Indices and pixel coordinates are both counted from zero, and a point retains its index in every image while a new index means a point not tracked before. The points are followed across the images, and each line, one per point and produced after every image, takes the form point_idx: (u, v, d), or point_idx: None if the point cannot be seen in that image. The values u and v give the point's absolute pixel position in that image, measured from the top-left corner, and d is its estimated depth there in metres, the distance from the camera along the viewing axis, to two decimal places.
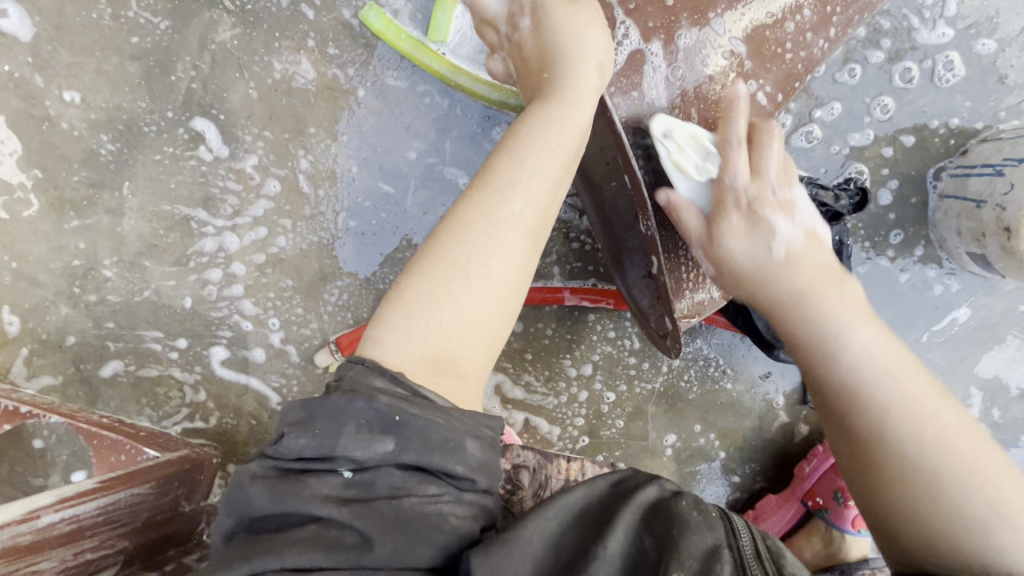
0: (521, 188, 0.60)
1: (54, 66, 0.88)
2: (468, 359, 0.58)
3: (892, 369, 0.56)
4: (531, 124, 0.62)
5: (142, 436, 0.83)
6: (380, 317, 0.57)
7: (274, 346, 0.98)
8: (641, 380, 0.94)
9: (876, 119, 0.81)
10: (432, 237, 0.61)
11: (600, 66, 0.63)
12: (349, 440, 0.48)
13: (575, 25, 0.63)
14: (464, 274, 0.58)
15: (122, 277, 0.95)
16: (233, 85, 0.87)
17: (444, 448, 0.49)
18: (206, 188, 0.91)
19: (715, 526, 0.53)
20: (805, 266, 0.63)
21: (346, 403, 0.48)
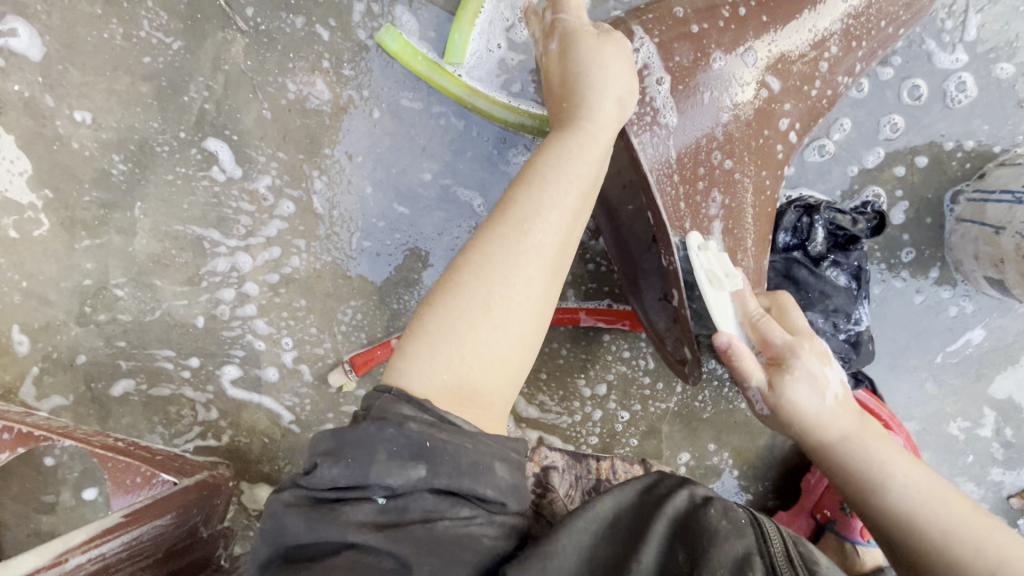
0: (542, 215, 0.56)
1: (64, 85, 0.87)
2: (491, 389, 0.54)
3: (946, 506, 0.53)
4: (554, 149, 0.58)
5: (159, 459, 0.83)
6: (400, 346, 0.54)
7: (286, 366, 0.97)
8: (656, 400, 0.94)
9: (884, 137, 0.80)
10: (451, 264, 0.57)
11: (623, 99, 0.60)
12: (381, 467, 0.46)
13: (596, 55, 0.61)
14: (485, 305, 0.54)
15: (134, 296, 0.95)
16: (245, 105, 0.86)
17: (473, 472, 0.47)
18: (219, 209, 0.91)
19: (743, 533, 0.51)
20: (845, 419, 0.60)
21: (377, 431, 0.46)
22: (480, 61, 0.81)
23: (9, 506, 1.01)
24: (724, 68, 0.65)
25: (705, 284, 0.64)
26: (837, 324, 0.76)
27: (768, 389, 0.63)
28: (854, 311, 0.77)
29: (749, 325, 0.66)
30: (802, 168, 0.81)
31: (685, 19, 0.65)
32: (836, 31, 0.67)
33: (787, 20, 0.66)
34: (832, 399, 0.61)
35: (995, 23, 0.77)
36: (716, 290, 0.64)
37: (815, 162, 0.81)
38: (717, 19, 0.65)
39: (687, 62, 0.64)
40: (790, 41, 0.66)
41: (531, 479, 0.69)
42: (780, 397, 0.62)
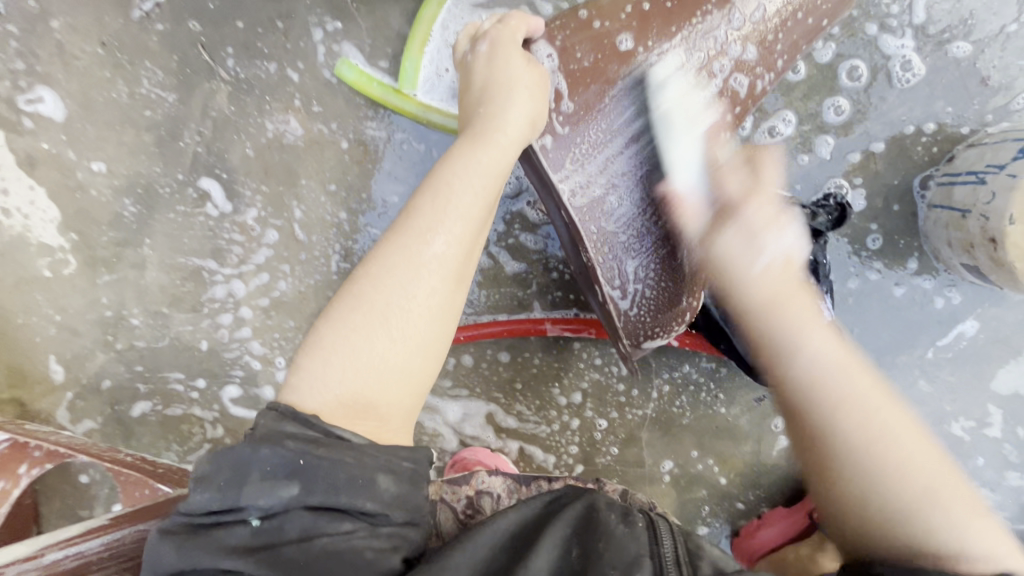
0: (443, 228, 0.60)
1: (83, 141, 0.99)
2: (389, 401, 0.58)
3: (846, 377, 0.55)
4: (457, 163, 0.62)
5: (161, 472, 0.90)
6: (298, 361, 0.58)
7: (281, 384, 1.04)
8: (632, 406, 0.93)
9: (829, 121, 0.77)
10: (355, 273, 0.61)
11: (531, 120, 0.64)
12: (255, 487, 0.49)
13: (509, 71, 0.64)
14: (382, 318, 0.58)
15: (147, 324, 1.05)
16: (232, 145, 0.95)
17: (351, 486, 0.50)
18: (215, 240, 0.99)
19: (637, 538, 0.52)
20: (770, 258, 0.62)
21: (251, 454, 0.50)
22: (431, 87, 0.86)
23: (50, 520, 1.12)
24: (632, 74, 0.66)
25: (679, 116, 0.67)
26: None
27: (711, 167, 0.67)
28: None
29: (709, 167, 0.67)
30: None
31: (590, 22, 0.66)
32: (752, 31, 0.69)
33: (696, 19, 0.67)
34: (781, 239, 0.63)
35: (943, 3, 0.73)
36: (681, 173, 0.66)
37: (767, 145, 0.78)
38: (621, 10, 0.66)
39: (588, 63, 0.66)
40: (698, 48, 0.68)
41: (461, 502, 0.67)
42: (720, 204, 0.65)
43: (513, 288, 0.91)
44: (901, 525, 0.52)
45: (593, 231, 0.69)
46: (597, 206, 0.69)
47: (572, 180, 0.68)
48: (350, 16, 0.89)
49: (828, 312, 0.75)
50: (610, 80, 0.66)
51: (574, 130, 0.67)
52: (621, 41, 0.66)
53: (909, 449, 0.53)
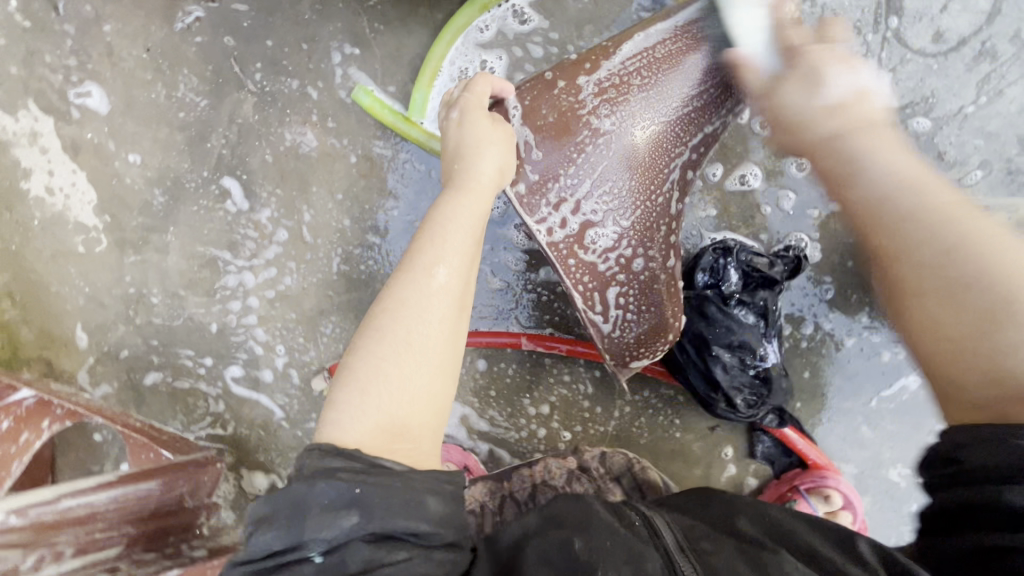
0: (446, 261, 0.68)
1: (123, 134, 1.09)
2: (419, 421, 0.65)
3: (929, 190, 0.66)
4: (446, 212, 0.70)
5: (164, 439, 1.00)
6: (334, 399, 0.65)
7: (279, 369, 1.14)
8: (595, 422, 1.01)
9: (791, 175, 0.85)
10: (371, 316, 0.68)
11: (502, 168, 0.70)
12: (316, 521, 0.55)
13: (475, 130, 0.70)
14: (406, 344, 0.65)
15: (165, 303, 1.15)
16: (253, 151, 1.04)
17: (407, 510, 0.56)
18: (231, 234, 1.09)
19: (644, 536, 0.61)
20: (852, 111, 0.74)
21: (308, 489, 0.56)
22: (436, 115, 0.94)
23: (65, 471, 1.23)
24: (595, 127, 0.72)
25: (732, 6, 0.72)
26: (742, 359, 0.81)
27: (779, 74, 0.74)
28: (758, 347, 0.81)
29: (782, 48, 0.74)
30: (725, 210, 0.86)
31: (549, 84, 0.71)
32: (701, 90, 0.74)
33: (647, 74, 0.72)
34: (841, 94, 0.74)
35: (908, 81, 0.81)
36: (746, 39, 0.72)
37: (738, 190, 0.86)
38: (580, 72, 0.71)
39: (554, 117, 0.71)
40: (656, 100, 0.73)
41: None
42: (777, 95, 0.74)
43: (495, 303, 0.99)
44: (998, 330, 0.59)
45: (576, 261, 0.73)
46: (575, 241, 0.73)
47: (548, 220, 0.72)
48: (368, 45, 0.98)
49: (773, 354, 0.82)
50: (570, 133, 0.71)
51: (541, 178, 0.72)
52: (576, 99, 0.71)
53: (988, 258, 0.62)
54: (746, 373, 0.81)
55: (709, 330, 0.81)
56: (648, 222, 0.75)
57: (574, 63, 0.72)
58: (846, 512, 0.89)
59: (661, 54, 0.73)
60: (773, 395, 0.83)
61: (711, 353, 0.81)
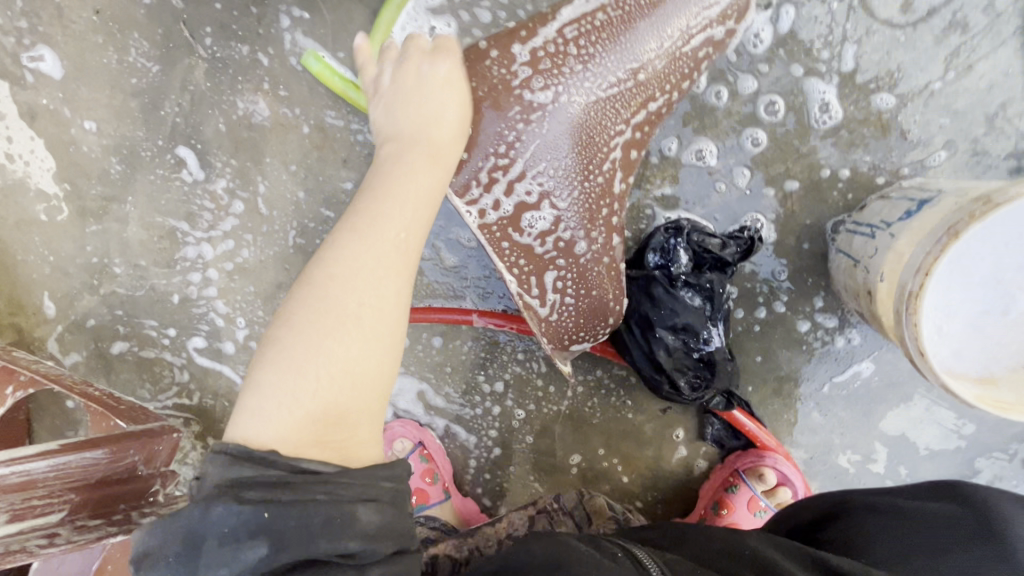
0: (402, 229, 0.66)
1: (78, 100, 1.07)
2: (355, 407, 0.62)
3: None
4: (397, 179, 0.67)
5: (120, 407, 1.02)
6: (250, 391, 0.61)
7: (240, 341, 1.14)
8: (548, 401, 1.00)
9: (745, 150, 0.80)
10: (308, 295, 0.64)
11: (452, 133, 0.69)
12: (216, 553, 0.53)
13: (422, 94, 0.69)
14: (347, 322, 0.62)
15: (128, 274, 1.15)
16: (206, 119, 1.02)
17: (325, 530, 0.54)
18: (188, 205, 1.08)
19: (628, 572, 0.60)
20: None
21: (202, 517, 0.54)
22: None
23: (40, 436, 1.26)
24: (527, 102, 0.69)
25: None
26: (685, 341, 0.79)
27: None
28: (703, 330, 0.79)
29: None
30: (680, 187, 0.83)
31: (483, 53, 0.70)
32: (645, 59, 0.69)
33: (586, 43, 0.68)
34: None
35: (875, 53, 0.76)
36: None
37: (692, 165, 0.82)
38: (515, 41, 0.69)
39: (485, 92, 0.70)
40: (595, 74, 0.68)
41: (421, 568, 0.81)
42: None
43: (449, 279, 0.98)
44: None
45: (509, 244, 0.75)
46: (511, 224, 0.73)
47: (479, 202, 0.73)
48: (316, 8, 0.94)
49: (718, 337, 0.80)
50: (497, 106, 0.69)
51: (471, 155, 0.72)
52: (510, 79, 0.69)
53: None
54: (689, 356, 0.80)
55: (654, 312, 0.79)
56: (591, 205, 0.73)
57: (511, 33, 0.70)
58: (784, 488, 0.89)
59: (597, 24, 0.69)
60: (718, 379, 0.81)
61: (654, 335, 0.80)
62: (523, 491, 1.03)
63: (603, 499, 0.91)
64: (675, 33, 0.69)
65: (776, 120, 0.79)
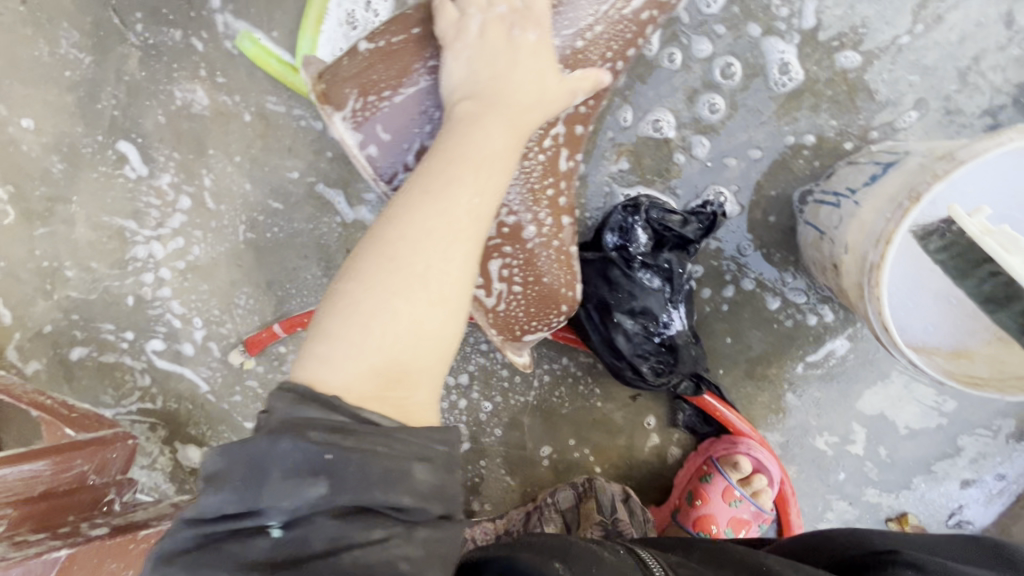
0: (477, 180, 0.61)
1: (10, 96, 1.00)
2: (421, 367, 0.58)
3: None
4: (472, 124, 0.63)
5: (69, 415, 0.98)
6: (317, 336, 0.57)
7: (198, 342, 1.10)
8: (515, 392, 0.96)
9: (703, 117, 0.75)
10: (381, 237, 0.59)
11: (539, 81, 0.65)
12: (276, 488, 0.48)
13: (495, 39, 0.65)
14: (420, 277, 0.58)
15: (81, 277, 1.09)
16: (144, 111, 0.97)
17: (387, 482, 0.49)
18: (134, 202, 1.03)
19: (628, 565, 0.57)
20: None
21: (269, 447, 0.49)
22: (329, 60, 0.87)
23: None
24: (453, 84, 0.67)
25: None
26: (645, 325, 0.75)
27: None
28: (662, 313, 0.75)
29: None
30: (637, 163, 0.78)
31: (406, 24, 0.70)
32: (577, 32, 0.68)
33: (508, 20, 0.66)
34: None
35: (836, 8, 0.71)
36: None
37: (649, 137, 0.77)
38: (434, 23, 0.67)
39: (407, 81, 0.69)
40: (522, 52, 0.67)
41: None
42: None
43: None
44: None
45: None
46: None
47: None
48: None
49: (678, 320, 0.76)
50: (409, 81, 0.69)
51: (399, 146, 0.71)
52: (428, 60, 0.69)
53: None
54: (650, 341, 0.76)
55: (611, 296, 0.75)
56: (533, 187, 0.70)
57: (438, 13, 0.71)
58: (760, 474, 0.86)
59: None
60: (682, 364, 0.77)
61: (612, 320, 0.76)
62: (495, 487, 1.00)
63: (596, 501, 0.88)
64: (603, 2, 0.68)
65: (733, 85, 0.74)
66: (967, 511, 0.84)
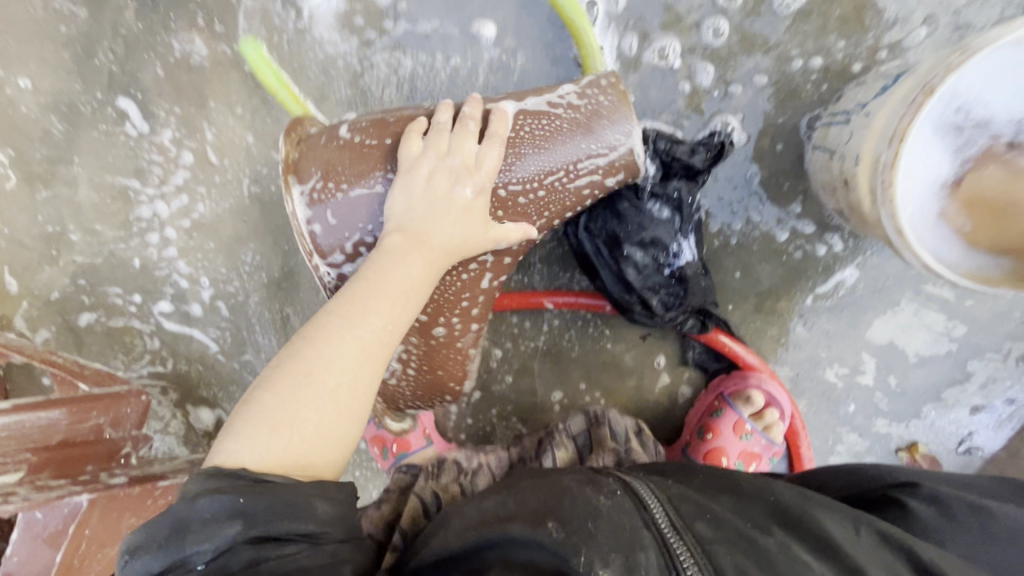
0: (395, 304, 0.61)
1: (8, 56, 1.00)
2: (326, 460, 0.57)
3: None
4: (397, 254, 0.62)
5: (88, 373, 0.99)
6: (233, 422, 0.55)
7: (206, 302, 1.10)
8: (525, 338, 0.96)
9: (706, 42, 0.75)
10: (299, 346, 0.58)
11: (464, 243, 0.64)
12: (193, 536, 0.47)
13: (439, 179, 0.62)
14: (331, 390, 0.57)
15: (86, 241, 1.08)
16: (143, 64, 0.97)
17: (293, 512, 0.50)
18: (136, 160, 1.03)
19: (625, 509, 0.58)
20: None
21: (189, 506, 0.48)
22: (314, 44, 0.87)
23: None
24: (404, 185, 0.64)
25: None
26: (656, 257, 0.75)
27: None
28: (672, 243, 0.75)
29: None
30: (643, 95, 0.77)
31: (383, 130, 0.66)
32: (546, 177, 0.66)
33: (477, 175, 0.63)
34: None
35: None
36: None
37: (655, 66, 0.76)
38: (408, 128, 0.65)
39: (363, 167, 0.65)
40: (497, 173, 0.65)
41: (432, 464, 0.88)
42: None
43: None
44: None
45: None
46: None
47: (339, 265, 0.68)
48: None
49: (688, 249, 0.76)
50: (364, 180, 0.64)
51: (340, 223, 0.66)
52: (387, 171, 0.64)
53: None
54: (661, 273, 0.76)
55: (621, 228, 0.75)
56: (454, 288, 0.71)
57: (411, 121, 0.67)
58: (772, 409, 0.85)
59: (475, 153, 0.63)
60: (692, 296, 0.78)
61: (622, 253, 0.75)
62: (507, 434, 1.01)
63: (608, 428, 0.84)
64: (567, 159, 0.65)
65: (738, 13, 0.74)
66: (977, 437, 0.85)
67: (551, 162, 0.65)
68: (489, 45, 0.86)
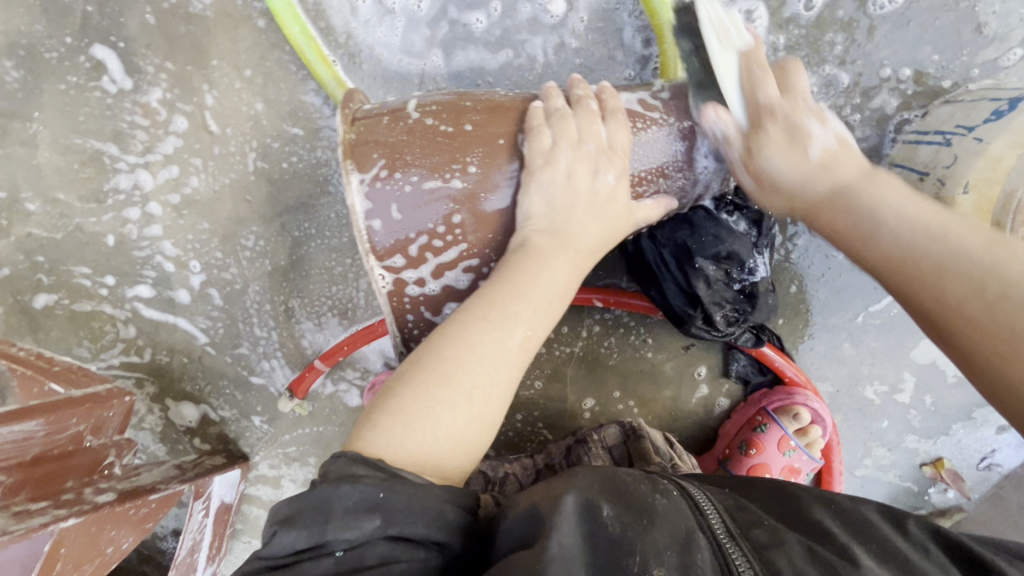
0: (542, 301, 0.56)
1: None
2: (457, 464, 0.52)
3: None
4: (547, 247, 0.57)
5: (55, 370, 0.85)
6: (372, 412, 0.52)
7: (195, 289, 0.96)
8: (560, 343, 0.91)
9: (798, 14, 0.71)
10: (443, 333, 0.55)
11: (606, 240, 0.60)
12: (337, 523, 0.44)
13: (579, 167, 0.57)
14: (469, 391, 0.53)
15: (45, 211, 0.92)
16: (128, 9, 0.85)
17: (428, 517, 0.45)
18: (114, 122, 0.88)
19: (681, 511, 0.50)
20: None
21: (331, 490, 0.45)
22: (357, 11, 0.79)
23: None
24: (494, 176, 0.58)
25: None
26: (729, 272, 0.72)
27: None
28: (748, 259, 0.72)
29: None
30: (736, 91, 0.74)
31: (460, 117, 0.58)
32: (642, 175, 0.61)
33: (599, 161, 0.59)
34: None
35: None
36: None
37: None
38: (496, 118, 0.59)
39: (442, 155, 0.57)
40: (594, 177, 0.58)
41: None
42: None
43: None
44: None
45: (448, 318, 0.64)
46: (433, 301, 0.62)
47: (401, 271, 0.60)
48: None
49: (763, 266, 0.74)
50: (445, 170, 0.57)
51: (408, 219, 0.58)
52: (468, 162, 0.57)
53: None
54: (731, 288, 0.73)
55: (695, 239, 0.71)
56: None
57: (493, 107, 0.60)
58: (816, 427, 0.85)
59: (605, 133, 0.59)
60: (757, 313, 0.76)
61: (694, 267, 0.72)
62: (531, 442, 0.94)
63: (650, 444, 0.76)
64: (656, 162, 0.61)
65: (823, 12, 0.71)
66: (998, 455, 0.88)
67: (642, 165, 0.60)
68: (552, 24, 0.78)
